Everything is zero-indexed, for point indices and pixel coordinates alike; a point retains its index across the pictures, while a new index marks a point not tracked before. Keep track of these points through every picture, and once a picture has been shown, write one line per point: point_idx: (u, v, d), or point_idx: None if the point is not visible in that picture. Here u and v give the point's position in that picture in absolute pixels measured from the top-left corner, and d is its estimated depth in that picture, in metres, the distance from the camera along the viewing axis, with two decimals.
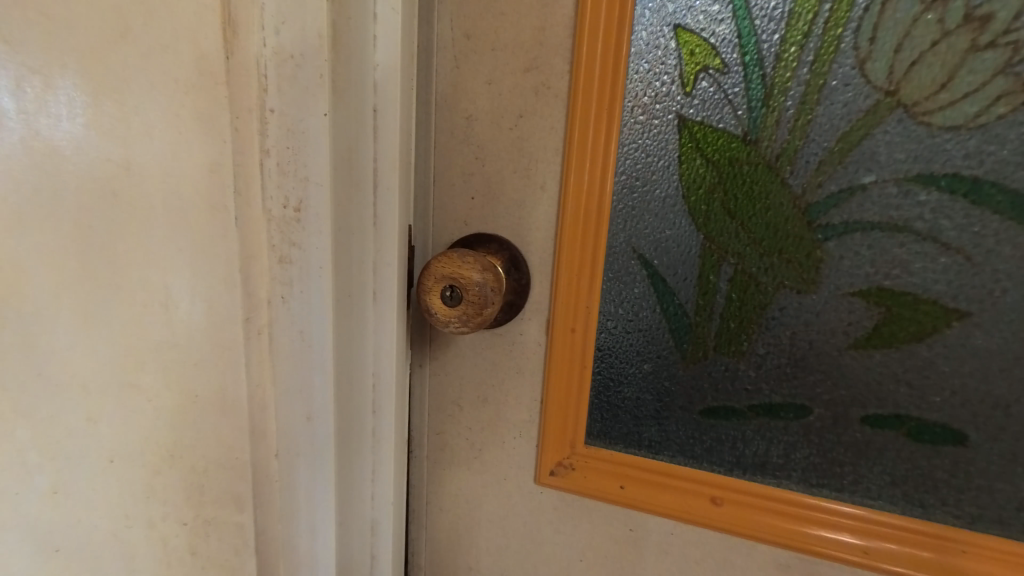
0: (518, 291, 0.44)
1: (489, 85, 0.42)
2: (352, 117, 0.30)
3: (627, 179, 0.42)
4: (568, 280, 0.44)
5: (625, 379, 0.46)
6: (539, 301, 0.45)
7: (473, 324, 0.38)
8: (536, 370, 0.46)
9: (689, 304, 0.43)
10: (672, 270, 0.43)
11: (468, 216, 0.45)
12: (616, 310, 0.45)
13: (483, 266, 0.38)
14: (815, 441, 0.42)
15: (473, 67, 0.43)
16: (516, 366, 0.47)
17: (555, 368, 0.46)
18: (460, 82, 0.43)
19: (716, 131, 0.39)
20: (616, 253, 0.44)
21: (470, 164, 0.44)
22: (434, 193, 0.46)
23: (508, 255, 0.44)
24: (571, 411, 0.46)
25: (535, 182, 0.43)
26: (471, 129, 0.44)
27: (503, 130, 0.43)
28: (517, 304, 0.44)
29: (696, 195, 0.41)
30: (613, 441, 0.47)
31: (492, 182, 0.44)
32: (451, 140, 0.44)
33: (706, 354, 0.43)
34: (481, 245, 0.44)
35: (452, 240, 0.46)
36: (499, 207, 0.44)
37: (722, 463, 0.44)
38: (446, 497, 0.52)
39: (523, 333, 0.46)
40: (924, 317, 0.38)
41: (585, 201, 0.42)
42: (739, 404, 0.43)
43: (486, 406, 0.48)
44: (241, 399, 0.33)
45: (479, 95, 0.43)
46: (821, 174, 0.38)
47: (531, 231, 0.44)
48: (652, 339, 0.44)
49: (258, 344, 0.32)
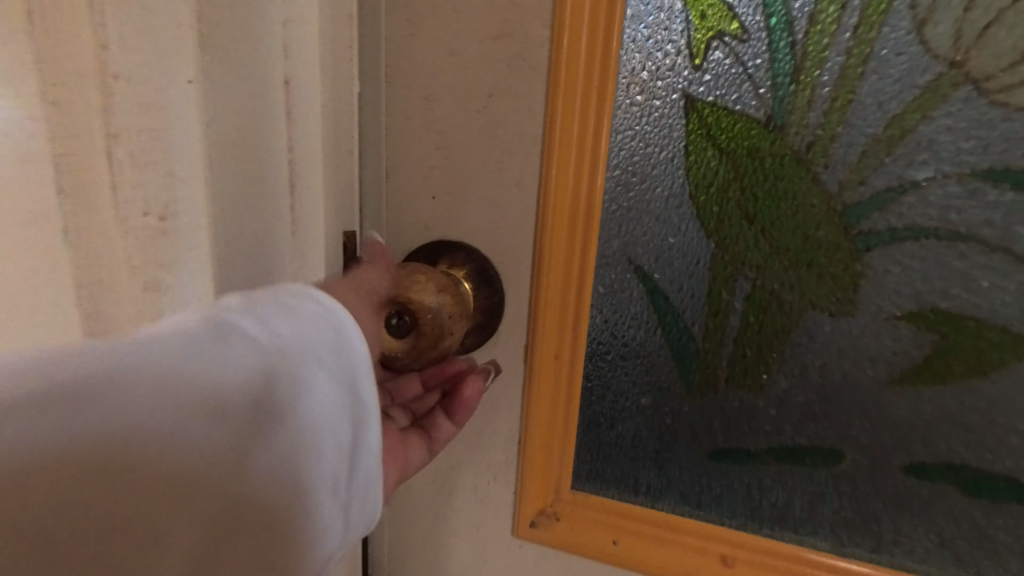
0: (490, 312, 0.37)
1: (451, 57, 0.34)
2: (227, 85, 0.23)
3: (621, 175, 0.34)
4: (550, 298, 0.36)
5: (619, 415, 0.39)
6: (515, 322, 0.37)
7: (430, 357, 0.31)
8: (514, 406, 0.38)
9: (697, 327, 0.35)
10: (676, 285, 0.35)
11: (428, 220, 0.37)
12: (609, 332, 0.37)
13: (438, 285, 0.30)
14: (847, 492, 0.35)
15: (430, 34, 0.34)
16: (489, 400, 0.39)
17: (536, 402, 0.38)
18: (415, 52, 0.35)
19: (732, 113, 0.31)
20: (608, 264, 0.36)
21: (429, 156, 0.36)
22: (387, 192, 0.38)
23: (475, 266, 0.36)
24: (555, 451, 0.39)
25: (509, 178, 0.35)
26: (431, 113, 0.36)
27: (469, 114, 0.35)
28: (489, 326, 0.37)
29: (706, 195, 0.33)
30: (605, 485, 0.40)
31: (457, 178, 0.36)
32: (406, 126, 0.36)
33: (717, 387, 0.36)
34: (443, 256, 0.36)
35: (410, 249, 0.38)
36: (467, 208, 0.36)
37: (734, 515, 0.37)
38: (409, 549, 0.44)
39: (497, 360, 0.38)
40: (988, 347, 0.30)
41: (569, 203, 0.34)
42: (756, 447, 0.36)
43: (455, 446, 0.41)
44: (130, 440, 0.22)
45: (439, 71, 0.35)
46: (863, 168, 0.30)
47: (506, 238, 0.36)
48: (651, 368, 0.37)
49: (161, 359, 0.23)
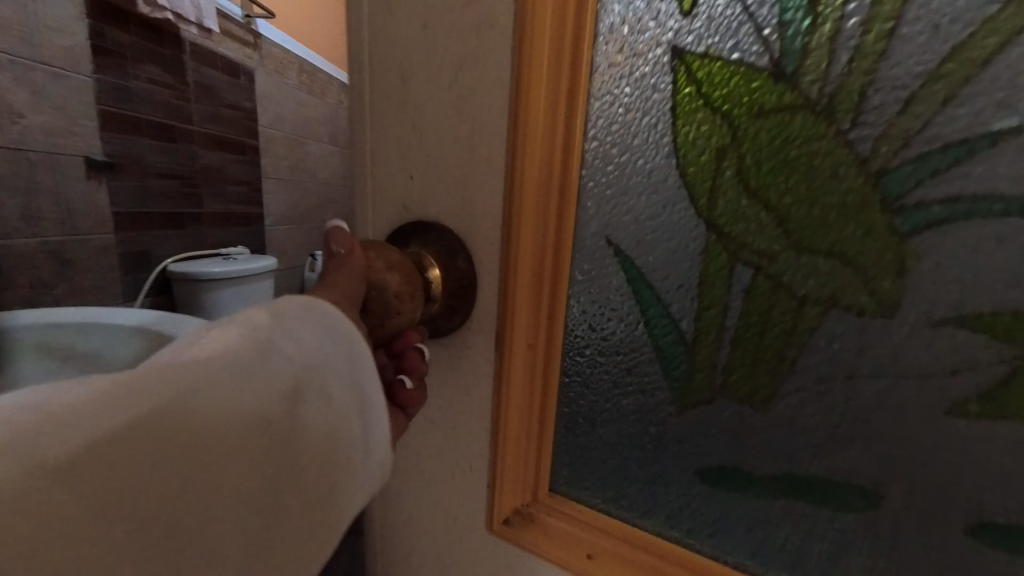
0: (460, 295, 0.35)
1: (423, 29, 0.33)
2: None
3: (600, 147, 0.30)
4: (521, 283, 0.32)
5: (599, 417, 0.35)
6: (488, 306, 0.35)
7: (379, 334, 0.31)
8: (486, 395, 0.36)
9: (686, 323, 0.30)
10: (661, 272, 0.30)
11: (392, 194, 0.37)
12: (587, 324, 0.33)
13: (388, 262, 0.30)
14: (884, 543, 0.27)
15: (405, 8, 0.33)
16: (462, 385, 0.37)
17: (507, 397, 0.35)
18: (392, 28, 0.34)
19: (727, 64, 0.26)
20: (586, 248, 0.32)
21: (406, 133, 0.36)
22: (371, 172, 0.38)
23: (445, 246, 0.35)
24: (529, 449, 0.36)
25: (480, 154, 0.33)
26: (407, 90, 0.35)
27: (442, 88, 0.33)
28: (459, 310, 0.35)
29: (695, 166, 0.28)
30: (585, 492, 0.36)
31: (430, 157, 0.35)
32: (386, 104, 0.36)
33: (711, 398, 0.30)
34: (416, 238, 0.36)
35: (389, 229, 0.38)
36: (440, 187, 0.35)
37: (736, 549, 0.31)
38: (393, 528, 0.44)
39: (470, 346, 0.36)
40: None
41: (542, 181, 0.30)
42: (759, 471, 0.29)
43: (433, 431, 0.40)
44: (235, 468, 0.21)
45: (411, 47, 0.34)
46: (904, 123, 0.23)
47: (478, 218, 0.34)
48: (633, 368, 0.32)
49: (177, 381, 0.20)
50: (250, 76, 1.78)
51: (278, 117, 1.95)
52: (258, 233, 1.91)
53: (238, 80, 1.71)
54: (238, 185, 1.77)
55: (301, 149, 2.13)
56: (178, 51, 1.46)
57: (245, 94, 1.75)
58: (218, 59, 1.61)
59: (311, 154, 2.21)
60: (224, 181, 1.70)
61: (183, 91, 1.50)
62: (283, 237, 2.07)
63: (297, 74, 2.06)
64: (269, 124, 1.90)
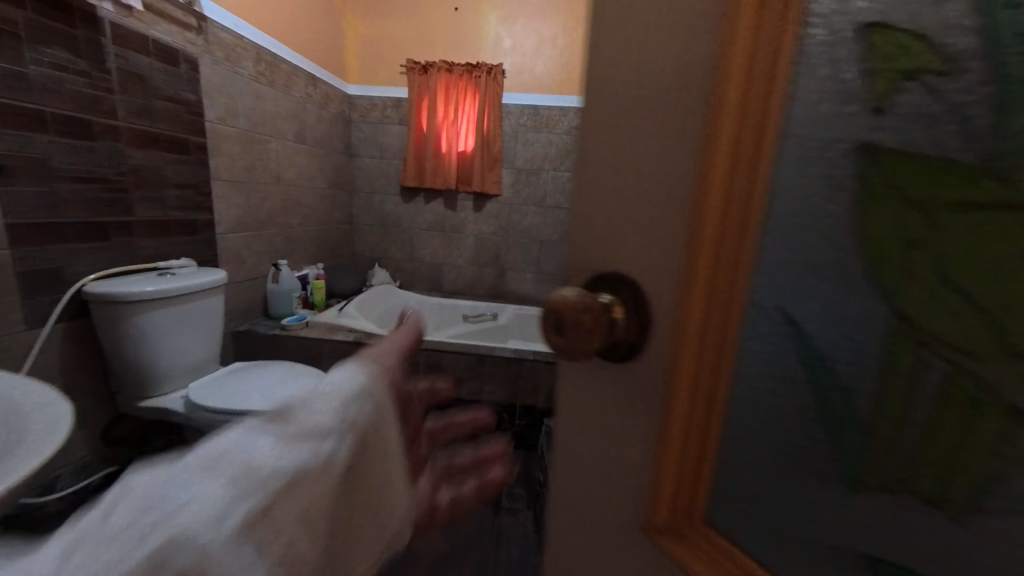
0: (640, 333, 0.34)
1: (626, 88, 0.34)
2: None
3: (780, 220, 0.28)
4: (696, 340, 0.31)
5: (755, 492, 0.32)
6: (659, 358, 0.34)
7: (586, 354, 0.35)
8: (648, 444, 0.36)
9: (866, 417, 0.26)
10: (840, 359, 0.26)
11: (583, 251, 0.39)
12: (751, 392, 0.31)
13: (592, 307, 0.34)
14: None
15: (606, 76, 0.36)
16: (637, 426, 0.36)
17: (669, 445, 0.34)
18: (600, 89, 0.36)
19: (929, 160, 0.23)
20: (758, 315, 0.30)
21: (603, 182, 0.37)
22: (573, 214, 0.40)
23: (629, 291, 0.35)
24: (685, 478, 0.34)
25: (656, 211, 0.33)
26: (607, 142, 0.36)
27: (630, 147, 0.34)
28: (638, 348, 0.35)
29: (880, 253, 0.25)
30: (748, 543, 0.32)
31: (620, 206, 0.35)
32: (590, 154, 0.38)
33: (866, 494, 0.27)
34: (612, 277, 0.36)
35: (589, 266, 0.39)
36: (628, 234, 0.35)
37: None
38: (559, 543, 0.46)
39: (648, 387, 0.35)
40: None
41: (717, 249, 0.30)
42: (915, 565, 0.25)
43: (596, 462, 0.40)
44: (322, 516, 0.36)
45: (616, 104, 0.35)
46: None
47: (664, 273, 0.33)
48: (795, 452, 0.29)
49: (291, 478, 0.35)
50: (192, 64, 1.59)
51: (229, 111, 1.78)
52: (208, 242, 1.73)
53: (175, 68, 1.53)
54: (179, 189, 1.58)
55: (258, 147, 1.95)
56: (94, 33, 1.26)
57: (185, 84, 1.57)
58: (151, 45, 1.44)
59: (269, 151, 2.03)
60: (162, 183, 1.52)
61: (104, 80, 1.30)
62: (239, 246, 1.90)
63: (252, 63, 1.88)
64: (219, 118, 1.73)
